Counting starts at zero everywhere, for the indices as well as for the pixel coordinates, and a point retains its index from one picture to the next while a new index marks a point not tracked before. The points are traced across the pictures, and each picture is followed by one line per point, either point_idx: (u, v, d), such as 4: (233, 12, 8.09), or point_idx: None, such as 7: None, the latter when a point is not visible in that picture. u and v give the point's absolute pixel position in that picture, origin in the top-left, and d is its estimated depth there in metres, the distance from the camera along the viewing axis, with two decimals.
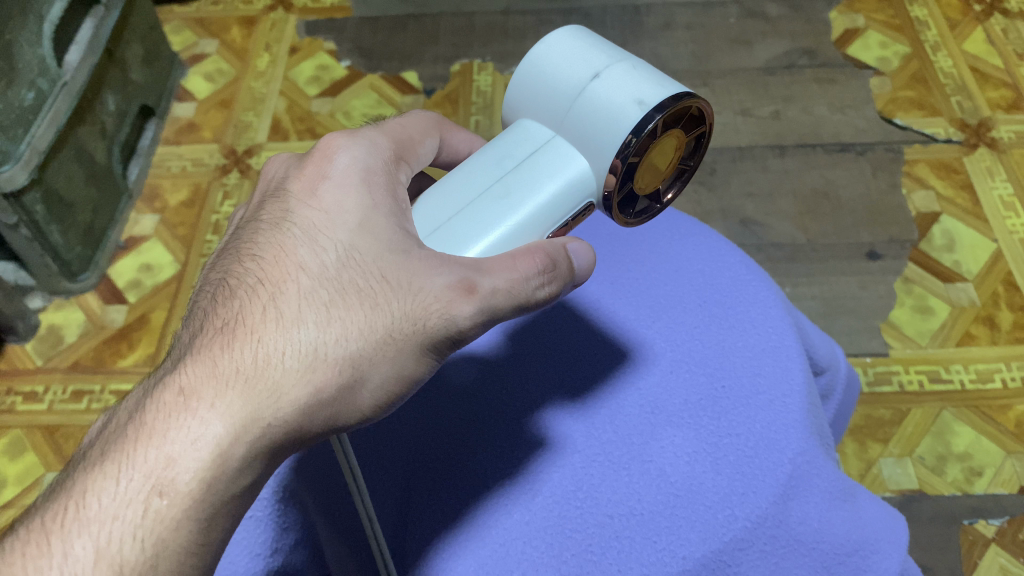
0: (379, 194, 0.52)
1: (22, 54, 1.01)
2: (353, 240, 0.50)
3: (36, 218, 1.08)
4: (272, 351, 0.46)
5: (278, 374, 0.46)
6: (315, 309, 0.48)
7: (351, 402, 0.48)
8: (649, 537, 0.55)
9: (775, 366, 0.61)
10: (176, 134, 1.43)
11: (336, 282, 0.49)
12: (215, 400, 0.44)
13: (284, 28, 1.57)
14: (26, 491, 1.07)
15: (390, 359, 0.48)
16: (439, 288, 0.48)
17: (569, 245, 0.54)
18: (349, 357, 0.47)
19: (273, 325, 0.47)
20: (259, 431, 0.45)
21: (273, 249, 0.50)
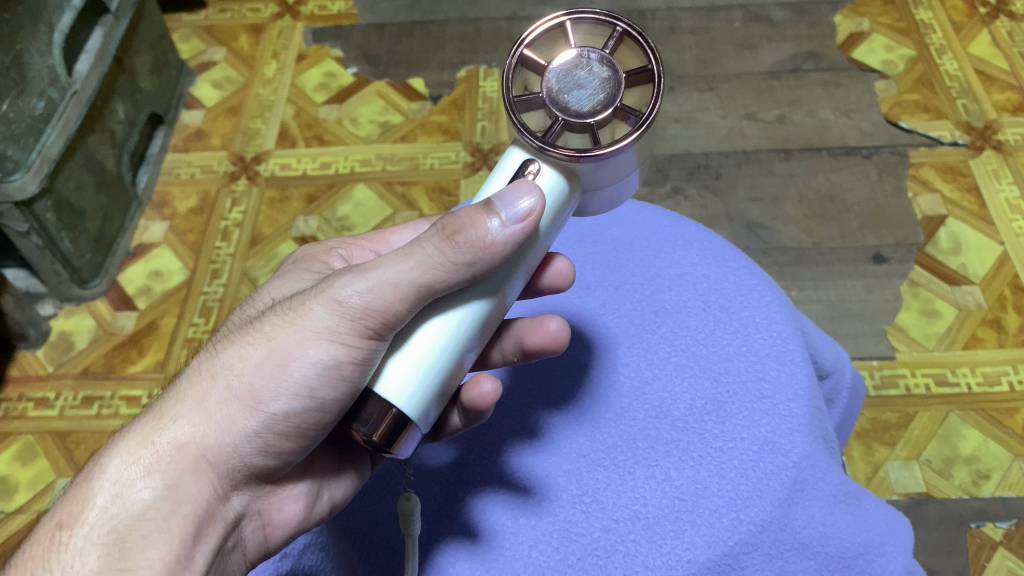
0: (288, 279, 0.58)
1: (33, 64, 1.02)
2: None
3: (47, 225, 1.09)
4: (168, 393, 0.51)
5: (167, 407, 0.50)
6: (209, 350, 0.52)
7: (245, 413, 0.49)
8: (654, 542, 0.55)
9: (780, 371, 0.62)
10: (184, 141, 1.44)
11: (234, 329, 0.53)
12: (118, 443, 0.49)
13: (291, 35, 1.58)
14: (37, 497, 1.08)
15: (268, 349, 0.49)
16: (309, 289, 0.50)
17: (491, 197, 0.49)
18: (225, 367, 0.49)
19: (177, 377, 0.52)
20: (152, 456, 0.48)
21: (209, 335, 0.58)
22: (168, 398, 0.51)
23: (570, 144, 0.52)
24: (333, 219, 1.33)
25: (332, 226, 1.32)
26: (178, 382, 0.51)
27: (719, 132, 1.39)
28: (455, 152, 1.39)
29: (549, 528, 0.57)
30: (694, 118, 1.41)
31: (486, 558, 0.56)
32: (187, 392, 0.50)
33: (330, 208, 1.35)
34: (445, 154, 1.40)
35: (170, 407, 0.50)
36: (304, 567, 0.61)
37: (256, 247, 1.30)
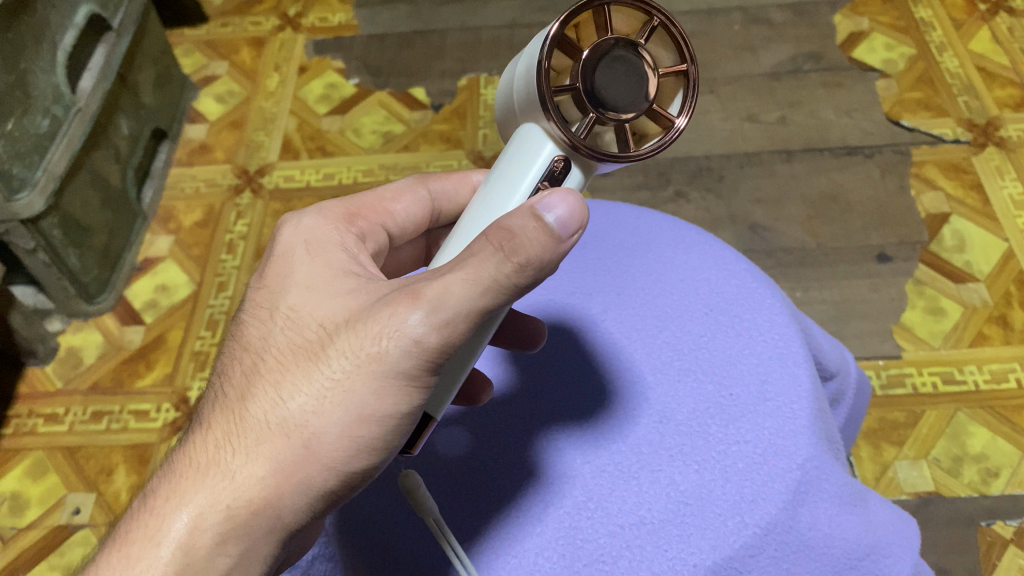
0: (319, 261, 0.54)
1: (37, 82, 1.03)
2: (305, 319, 0.50)
3: (53, 242, 1.10)
4: (226, 439, 0.48)
5: (227, 457, 0.47)
6: (259, 384, 0.49)
7: (308, 459, 0.47)
8: (660, 546, 0.55)
9: (783, 373, 0.62)
10: (188, 155, 1.45)
11: (279, 350, 0.50)
12: (180, 496, 0.48)
13: (292, 47, 1.59)
14: (48, 512, 1.08)
15: (337, 401, 0.46)
16: (380, 315, 0.46)
17: (540, 203, 0.46)
18: (290, 418, 0.47)
19: (227, 408, 0.49)
20: (217, 513, 0.47)
21: (240, 332, 0.53)
22: (205, 456, 0.48)
23: (604, 143, 0.51)
24: None
25: None
26: (230, 422, 0.49)
27: (720, 135, 1.40)
28: (457, 160, 1.40)
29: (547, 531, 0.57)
30: (696, 121, 1.42)
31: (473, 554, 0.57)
32: (249, 450, 0.47)
33: None
34: (448, 162, 1.40)
35: (220, 468, 0.47)
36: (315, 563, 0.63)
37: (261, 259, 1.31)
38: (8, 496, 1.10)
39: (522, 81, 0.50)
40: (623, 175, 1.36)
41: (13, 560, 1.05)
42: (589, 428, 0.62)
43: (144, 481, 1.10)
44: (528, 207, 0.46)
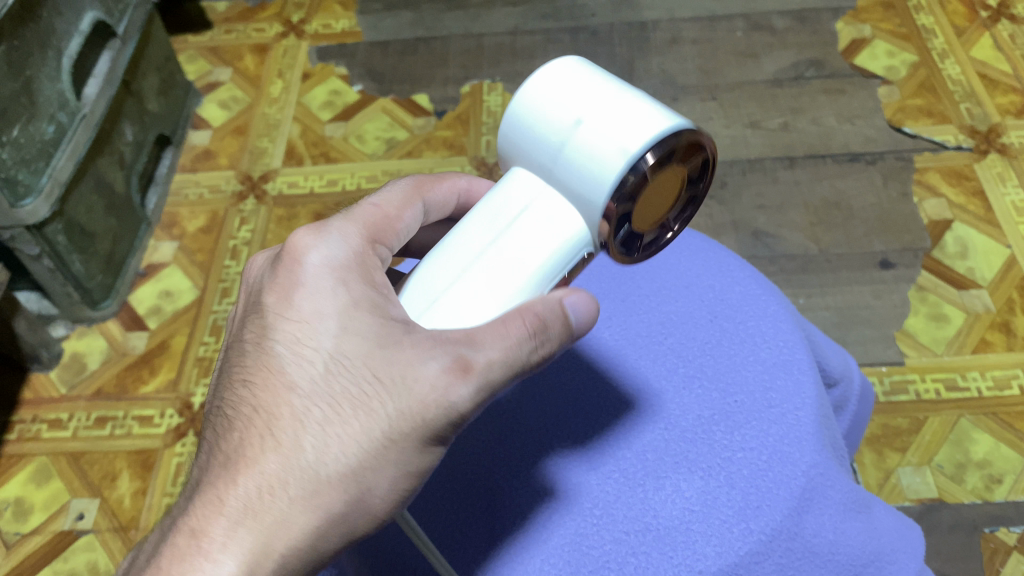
0: (353, 291, 0.50)
1: (42, 89, 1.03)
2: (337, 352, 0.48)
3: (58, 248, 1.10)
4: (273, 480, 0.45)
5: (280, 506, 0.45)
6: (313, 430, 0.47)
7: (359, 503, 0.47)
8: (665, 553, 0.55)
9: (787, 380, 0.62)
10: (192, 162, 1.45)
11: (329, 394, 0.48)
12: (225, 541, 0.44)
13: (296, 54, 1.60)
14: (52, 517, 1.08)
15: (388, 460, 0.47)
16: (433, 375, 0.47)
17: (567, 298, 0.50)
18: (346, 470, 0.46)
19: (274, 453, 0.46)
20: (270, 565, 0.44)
21: (262, 362, 0.49)
22: (244, 496, 0.45)
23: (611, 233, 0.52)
24: None
25: None
26: (275, 466, 0.46)
27: (723, 141, 1.40)
28: (460, 166, 1.40)
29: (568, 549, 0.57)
30: (698, 128, 1.42)
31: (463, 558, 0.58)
32: (304, 498, 0.45)
33: None
34: (451, 168, 1.40)
35: (272, 517, 0.45)
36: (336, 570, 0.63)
37: None
38: (12, 502, 1.10)
39: (578, 185, 0.48)
40: None
41: (16, 565, 1.05)
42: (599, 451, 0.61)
43: (148, 487, 1.10)
44: (555, 298, 0.50)
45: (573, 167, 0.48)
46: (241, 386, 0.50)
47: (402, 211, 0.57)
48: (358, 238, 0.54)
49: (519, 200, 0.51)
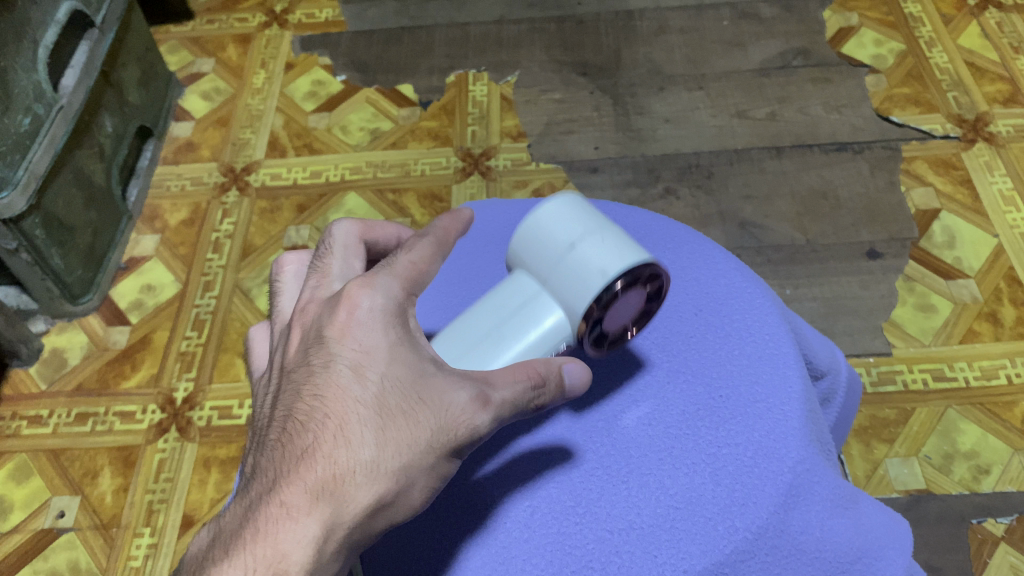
0: (405, 329, 0.50)
1: (18, 80, 1.02)
2: (390, 370, 0.48)
3: (36, 243, 1.08)
4: (343, 472, 0.45)
5: (347, 492, 0.45)
6: (376, 432, 0.47)
7: (402, 500, 0.47)
8: (649, 551, 0.54)
9: (771, 374, 0.61)
10: (174, 154, 1.44)
11: (389, 404, 0.48)
12: (306, 514, 0.44)
13: (279, 44, 1.58)
14: (31, 516, 1.06)
15: (431, 467, 0.48)
16: (466, 399, 0.48)
17: (563, 363, 0.51)
18: (403, 470, 0.47)
19: (344, 450, 0.46)
20: (335, 541, 0.44)
21: (323, 375, 0.49)
22: (318, 479, 0.45)
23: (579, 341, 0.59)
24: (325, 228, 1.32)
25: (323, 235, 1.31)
26: (346, 460, 0.46)
27: (709, 131, 1.39)
28: (446, 157, 1.39)
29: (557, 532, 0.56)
30: (685, 118, 1.41)
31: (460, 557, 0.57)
32: (368, 488, 0.46)
33: (321, 217, 1.34)
34: (436, 160, 1.39)
35: (342, 500, 0.45)
36: None
37: (248, 258, 1.29)
38: None
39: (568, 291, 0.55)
40: (613, 172, 1.35)
41: None
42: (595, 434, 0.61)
43: (130, 483, 1.08)
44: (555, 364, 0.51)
45: (567, 272, 0.56)
46: (298, 392, 0.49)
47: (437, 278, 0.54)
48: (405, 293, 0.52)
49: (514, 293, 0.58)
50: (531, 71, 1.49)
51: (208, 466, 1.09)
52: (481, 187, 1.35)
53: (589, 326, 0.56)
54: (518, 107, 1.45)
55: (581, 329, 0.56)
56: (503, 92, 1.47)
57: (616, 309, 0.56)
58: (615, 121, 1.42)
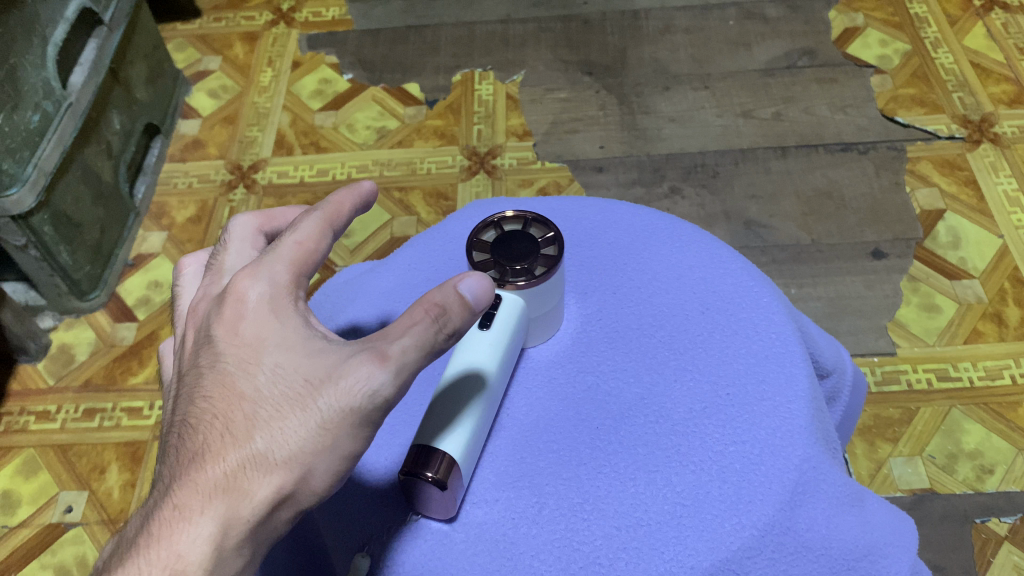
0: (290, 318, 0.51)
1: (26, 77, 1.03)
2: (278, 358, 0.49)
3: (45, 239, 1.09)
4: (238, 466, 0.46)
5: (243, 485, 0.46)
6: (266, 422, 0.47)
7: (303, 486, 0.48)
8: (656, 548, 0.54)
9: (778, 372, 0.62)
10: (181, 151, 1.44)
11: (278, 394, 0.48)
12: (201, 512, 0.45)
13: (286, 42, 1.59)
14: (40, 510, 1.06)
15: (330, 447, 0.48)
16: (355, 367, 0.48)
17: (461, 283, 0.50)
18: (297, 454, 0.47)
19: (235, 445, 0.47)
20: (236, 534, 0.45)
21: (215, 375, 0.50)
22: (214, 476, 0.46)
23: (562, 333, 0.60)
24: None
25: None
26: (238, 454, 0.46)
27: (714, 131, 1.39)
28: (452, 156, 1.39)
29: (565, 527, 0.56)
30: (690, 117, 1.41)
31: (431, 526, 0.56)
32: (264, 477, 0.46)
33: None
34: (442, 158, 1.39)
35: (238, 494, 0.45)
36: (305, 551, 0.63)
37: None
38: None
39: None
40: (619, 171, 1.35)
41: (5, 559, 1.03)
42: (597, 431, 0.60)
43: (137, 479, 1.08)
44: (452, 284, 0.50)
45: None
46: (190, 393, 0.50)
47: (321, 253, 0.54)
48: (287, 280, 0.52)
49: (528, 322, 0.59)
50: (537, 70, 1.50)
51: None
52: (487, 185, 1.35)
53: (502, 276, 0.60)
54: (524, 106, 1.45)
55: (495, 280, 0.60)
56: (509, 91, 1.48)
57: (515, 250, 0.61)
58: (620, 120, 1.42)
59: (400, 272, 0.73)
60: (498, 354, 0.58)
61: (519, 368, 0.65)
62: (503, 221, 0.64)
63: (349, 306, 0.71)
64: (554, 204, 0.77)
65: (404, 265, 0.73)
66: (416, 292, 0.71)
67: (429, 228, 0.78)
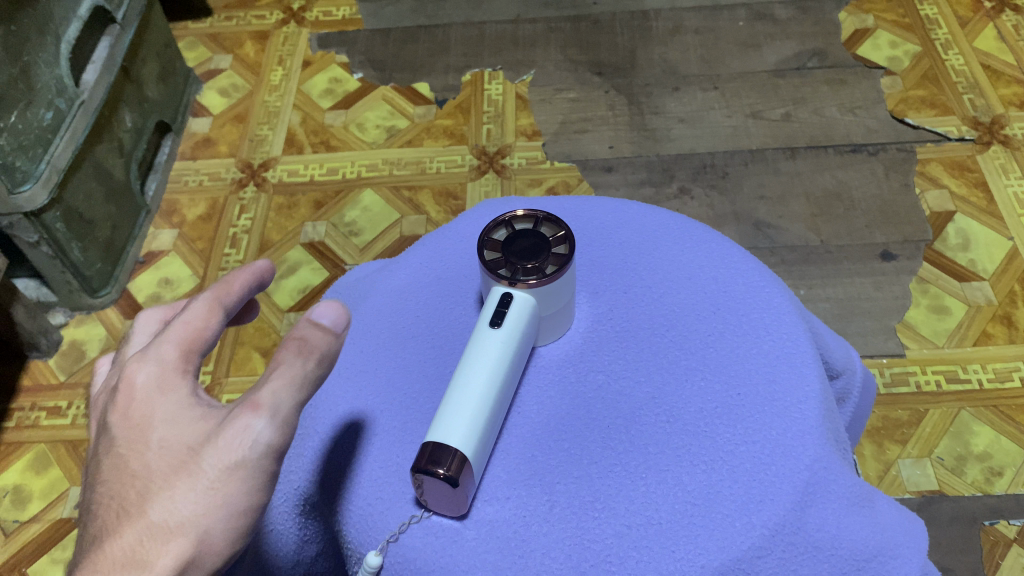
0: (178, 391, 0.49)
1: (40, 74, 1.04)
2: (165, 433, 0.48)
3: (57, 236, 1.10)
4: (135, 543, 0.44)
5: (141, 560, 0.44)
6: (160, 491, 0.46)
7: (209, 553, 0.46)
8: (668, 547, 0.54)
9: (790, 373, 0.62)
10: (192, 149, 1.45)
11: (170, 463, 0.47)
12: None
13: (296, 41, 1.59)
14: (50, 506, 1.07)
15: (228, 505, 0.46)
16: (237, 420, 0.46)
17: (316, 311, 0.49)
18: (196, 518, 0.45)
19: (130, 521, 0.45)
20: None
21: (110, 460, 0.48)
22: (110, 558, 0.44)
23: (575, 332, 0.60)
24: (341, 225, 1.33)
25: (340, 232, 1.32)
26: (134, 529, 0.45)
27: (724, 132, 1.39)
28: (461, 155, 1.40)
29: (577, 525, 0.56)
30: (699, 118, 1.42)
31: (442, 524, 0.56)
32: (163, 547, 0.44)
33: (337, 213, 1.34)
34: (452, 157, 1.39)
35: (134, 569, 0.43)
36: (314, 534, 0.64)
37: (265, 254, 1.30)
38: (11, 490, 1.09)
39: None
40: (628, 171, 1.35)
41: (15, 553, 1.04)
42: (606, 430, 0.61)
43: None
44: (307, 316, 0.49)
45: None
46: (89, 485, 0.48)
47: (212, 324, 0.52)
48: (174, 355, 0.51)
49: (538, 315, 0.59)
50: (547, 70, 1.50)
51: None
52: (496, 184, 1.35)
53: (513, 275, 0.60)
54: (534, 106, 1.46)
55: (506, 279, 0.60)
56: (518, 91, 1.48)
57: (526, 248, 0.61)
58: (630, 120, 1.42)
59: (412, 270, 0.73)
60: (509, 353, 0.58)
61: (534, 369, 0.65)
62: (514, 220, 0.64)
63: (362, 304, 0.71)
64: (566, 203, 0.78)
65: (416, 263, 0.74)
66: (428, 290, 0.71)
67: (444, 227, 0.78)
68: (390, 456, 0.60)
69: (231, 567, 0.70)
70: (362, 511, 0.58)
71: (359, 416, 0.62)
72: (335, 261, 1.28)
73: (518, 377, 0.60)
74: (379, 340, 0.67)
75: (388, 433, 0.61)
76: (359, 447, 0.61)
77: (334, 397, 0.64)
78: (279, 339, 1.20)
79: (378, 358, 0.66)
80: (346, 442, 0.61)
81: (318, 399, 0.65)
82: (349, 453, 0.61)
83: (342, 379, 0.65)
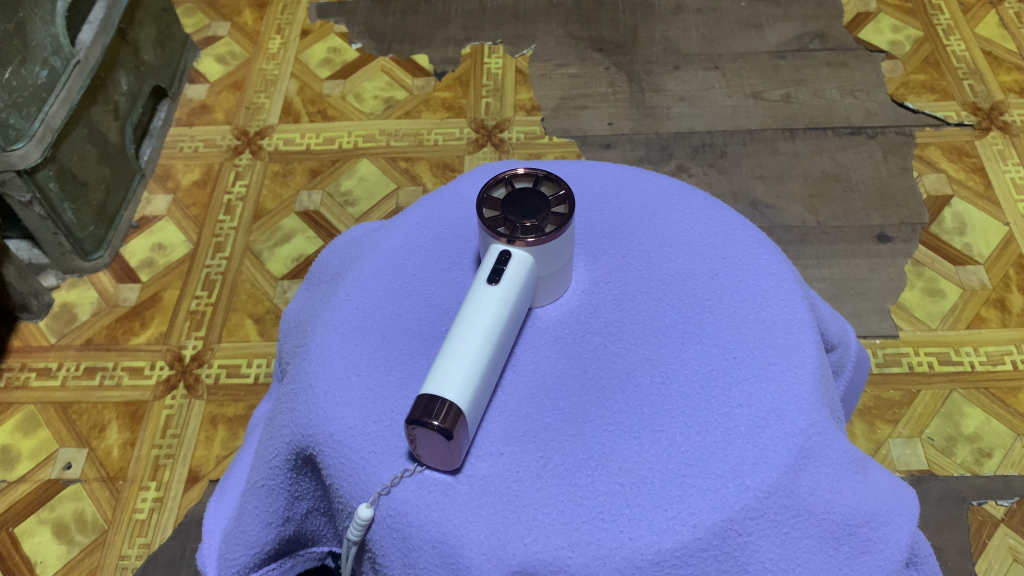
0: None
1: (35, 32, 1.03)
2: None
3: (49, 195, 1.09)
4: None
5: None
6: None
7: None
8: (660, 505, 0.54)
9: (787, 339, 0.62)
10: (187, 116, 1.44)
11: None
12: None
13: (295, 11, 1.58)
14: (39, 466, 1.06)
15: None
16: None
17: None
18: None
19: None
20: None
21: None
22: None
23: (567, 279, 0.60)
24: (337, 194, 1.32)
25: (335, 202, 1.31)
26: None
27: (723, 111, 1.39)
28: (459, 128, 1.39)
29: (571, 480, 0.55)
30: (699, 97, 1.41)
31: (435, 478, 0.56)
32: None
33: (333, 183, 1.34)
34: (450, 130, 1.39)
35: None
36: (302, 472, 0.64)
37: (259, 221, 1.30)
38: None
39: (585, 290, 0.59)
40: (626, 148, 1.35)
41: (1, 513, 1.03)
42: (601, 392, 0.60)
43: (137, 438, 1.08)
44: None
45: None
46: None
47: None
48: None
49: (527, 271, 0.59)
50: (547, 45, 1.49)
51: (214, 424, 1.09)
52: (494, 158, 1.34)
53: (513, 233, 0.59)
54: (533, 81, 1.45)
55: (505, 236, 0.59)
56: (518, 65, 1.47)
57: (526, 208, 0.60)
58: (629, 97, 1.42)
59: (410, 230, 0.72)
60: (506, 310, 0.57)
61: (530, 327, 0.64)
62: (514, 178, 0.64)
63: (359, 261, 0.70)
64: (566, 167, 0.77)
65: (413, 223, 0.73)
66: (426, 250, 0.70)
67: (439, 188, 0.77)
68: (385, 411, 0.59)
69: (213, 513, 0.69)
70: (354, 465, 0.57)
71: (354, 371, 0.62)
72: (329, 231, 1.28)
73: (514, 335, 0.60)
74: (375, 297, 0.67)
75: (383, 388, 0.61)
76: (353, 401, 0.60)
77: (328, 351, 0.64)
78: (272, 307, 1.20)
79: (374, 315, 0.65)
80: (339, 396, 0.61)
81: (312, 354, 0.64)
82: (343, 407, 0.60)
83: (337, 334, 0.64)
